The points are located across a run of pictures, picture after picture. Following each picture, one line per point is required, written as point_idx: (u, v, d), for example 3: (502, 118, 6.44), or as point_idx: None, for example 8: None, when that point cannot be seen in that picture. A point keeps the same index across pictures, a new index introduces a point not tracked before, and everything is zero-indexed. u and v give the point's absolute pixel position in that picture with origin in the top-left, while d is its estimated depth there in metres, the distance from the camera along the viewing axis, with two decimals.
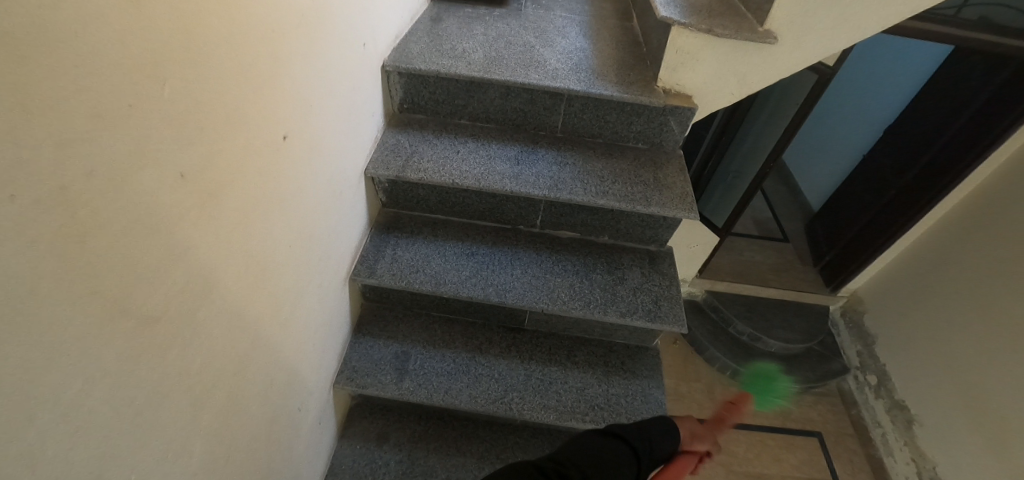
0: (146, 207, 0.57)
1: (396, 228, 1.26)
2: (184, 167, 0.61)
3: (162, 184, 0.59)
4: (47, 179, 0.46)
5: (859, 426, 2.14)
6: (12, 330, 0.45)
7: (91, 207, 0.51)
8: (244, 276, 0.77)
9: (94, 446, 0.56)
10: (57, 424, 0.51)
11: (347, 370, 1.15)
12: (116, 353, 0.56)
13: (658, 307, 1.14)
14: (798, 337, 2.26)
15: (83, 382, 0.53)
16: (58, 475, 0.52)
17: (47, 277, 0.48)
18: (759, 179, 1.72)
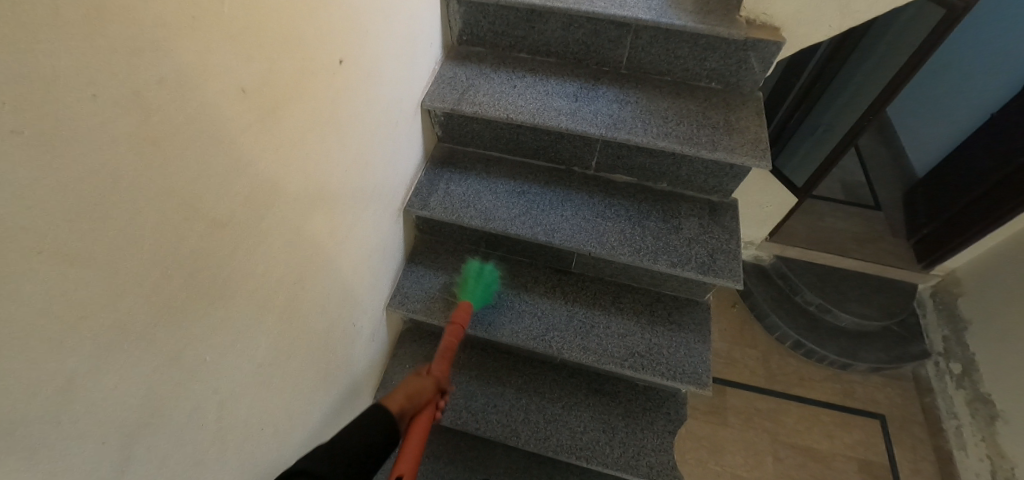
0: (211, 117, 0.59)
1: (450, 162, 1.26)
2: (244, 82, 0.63)
3: (226, 97, 0.61)
4: (123, 82, 0.48)
5: (930, 413, 2.01)
6: (98, 223, 0.48)
7: (163, 114, 0.52)
8: (302, 193, 0.80)
9: (176, 336, 0.61)
10: (146, 309, 0.56)
11: (398, 295, 1.21)
12: (191, 253, 0.60)
13: (714, 260, 1.08)
14: (875, 314, 2.10)
15: (163, 273, 0.57)
16: (146, 358, 0.57)
17: (127, 176, 0.50)
18: (853, 136, 1.54)
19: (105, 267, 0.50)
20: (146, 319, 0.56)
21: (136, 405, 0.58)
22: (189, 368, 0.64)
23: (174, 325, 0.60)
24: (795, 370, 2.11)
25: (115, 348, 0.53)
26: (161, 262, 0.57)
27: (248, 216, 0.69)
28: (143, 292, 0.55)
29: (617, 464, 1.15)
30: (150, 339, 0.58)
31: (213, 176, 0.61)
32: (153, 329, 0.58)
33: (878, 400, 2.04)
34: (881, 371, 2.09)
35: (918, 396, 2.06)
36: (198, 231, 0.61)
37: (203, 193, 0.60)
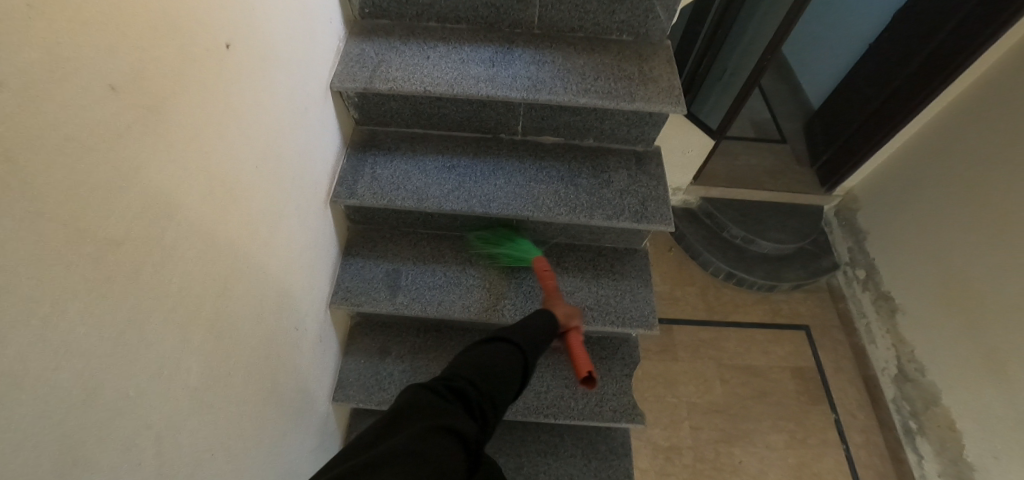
0: (77, 123, 0.52)
1: (372, 146, 1.21)
2: (113, 79, 0.56)
3: (93, 98, 0.53)
4: None
5: (845, 316, 2.25)
6: None
7: (14, 124, 0.45)
8: (210, 197, 0.74)
9: (86, 371, 0.55)
10: (41, 350, 0.50)
11: (341, 291, 1.16)
12: (83, 279, 0.54)
13: (645, 208, 1.12)
14: (791, 237, 2.30)
15: (54, 307, 0.51)
16: (53, 400, 0.51)
17: None
18: (756, 74, 1.64)
19: None
20: (42, 358, 0.50)
21: (54, 454, 0.52)
22: (107, 403, 0.58)
23: (78, 359, 0.54)
24: (729, 299, 2.27)
25: (13, 397, 0.47)
26: (48, 294, 0.50)
27: (146, 228, 0.62)
28: (32, 329, 0.49)
29: (582, 415, 1.20)
30: (51, 380, 0.51)
31: (90, 188, 0.54)
32: (54, 368, 0.51)
33: (801, 313, 2.26)
34: (801, 286, 2.30)
35: (833, 303, 2.30)
36: (86, 251, 0.54)
37: (83, 208, 0.53)
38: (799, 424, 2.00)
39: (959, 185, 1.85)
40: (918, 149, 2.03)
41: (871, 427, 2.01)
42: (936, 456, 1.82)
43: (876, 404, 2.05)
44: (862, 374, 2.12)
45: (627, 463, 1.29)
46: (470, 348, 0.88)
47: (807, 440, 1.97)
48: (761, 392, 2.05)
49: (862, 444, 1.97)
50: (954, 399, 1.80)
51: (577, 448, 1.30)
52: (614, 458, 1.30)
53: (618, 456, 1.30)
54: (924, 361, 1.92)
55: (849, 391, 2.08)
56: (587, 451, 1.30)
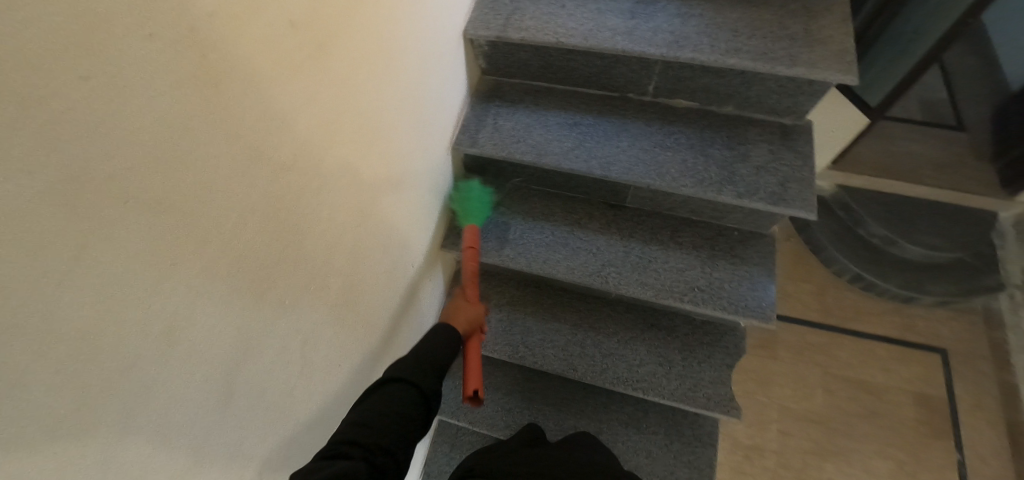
0: (264, 53, 0.56)
1: (496, 96, 1.20)
2: (294, 14, 0.59)
3: (277, 30, 0.57)
4: (178, 17, 0.45)
5: (999, 348, 1.94)
6: (175, 166, 0.47)
7: (218, 51, 0.50)
8: (358, 132, 0.78)
9: (257, 278, 0.62)
10: (225, 254, 0.56)
11: (452, 235, 1.20)
12: (260, 197, 0.60)
13: (785, 189, 1.01)
14: (944, 245, 2.05)
15: (238, 220, 0.57)
16: (231, 300, 0.59)
17: (194, 117, 0.48)
18: (943, 48, 1.39)
19: (188, 212, 0.50)
20: (229, 261, 0.57)
21: (231, 345, 0.60)
22: (270, 310, 0.66)
23: (253, 269, 0.61)
24: (852, 303, 2.03)
25: (204, 292, 0.54)
26: (235, 205, 0.56)
27: (308, 157, 0.67)
28: (223, 234, 0.55)
29: (674, 396, 1.16)
30: (233, 283, 0.58)
31: (270, 116, 0.59)
32: (237, 273, 0.59)
33: (940, 334, 1.96)
34: (948, 304, 1.99)
35: (986, 331, 1.99)
36: (264, 176, 0.60)
37: (265, 135, 0.59)
38: (911, 455, 1.80)
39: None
40: None
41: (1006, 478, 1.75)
42: None
43: (1017, 452, 1.77)
44: (1007, 418, 1.84)
45: (711, 453, 1.25)
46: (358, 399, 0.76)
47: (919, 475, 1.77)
48: (871, 412, 1.86)
49: None
50: None
51: (662, 427, 1.27)
52: (699, 445, 1.26)
53: (704, 444, 1.26)
54: None
55: (986, 433, 1.82)
56: (671, 433, 1.27)
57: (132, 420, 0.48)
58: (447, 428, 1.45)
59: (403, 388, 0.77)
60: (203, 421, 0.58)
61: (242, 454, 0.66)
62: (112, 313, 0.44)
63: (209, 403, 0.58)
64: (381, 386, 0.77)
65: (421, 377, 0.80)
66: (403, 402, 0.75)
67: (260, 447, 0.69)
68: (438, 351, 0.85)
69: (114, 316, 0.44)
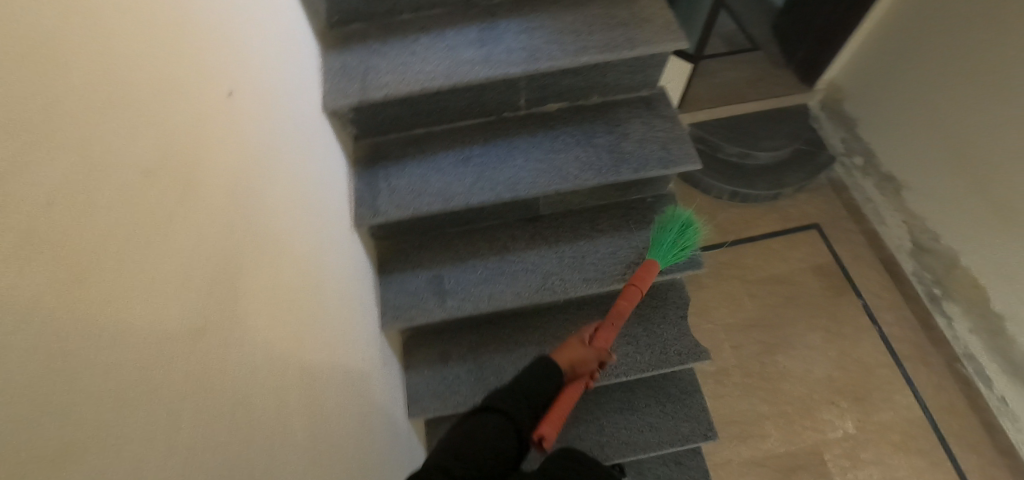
0: (129, 218, 0.46)
1: (379, 157, 1.16)
2: (144, 162, 0.49)
3: (133, 188, 0.47)
4: (12, 222, 0.34)
5: (852, 206, 2.40)
6: (72, 402, 0.37)
7: (75, 240, 0.39)
8: (262, 254, 0.69)
9: (214, 469, 0.52)
10: (171, 465, 0.46)
11: (389, 310, 1.13)
12: (184, 380, 0.50)
13: (669, 151, 1.11)
14: (784, 143, 2.40)
15: (168, 419, 0.47)
16: None
17: (75, 334, 0.38)
18: None
19: (110, 445, 0.40)
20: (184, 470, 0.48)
21: None
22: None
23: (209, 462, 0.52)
24: (740, 217, 2.42)
25: None
26: (169, 404, 0.47)
27: (224, 308, 0.58)
28: (167, 445, 0.46)
29: (652, 366, 1.22)
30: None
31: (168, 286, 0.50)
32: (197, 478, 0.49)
33: (809, 213, 2.42)
34: (805, 188, 2.45)
35: (837, 196, 2.44)
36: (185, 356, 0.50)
37: (171, 310, 0.49)
38: (831, 317, 2.25)
39: (951, 59, 1.87)
40: (890, 29, 2.08)
41: (898, 303, 2.25)
42: (965, 315, 2.02)
43: (897, 279, 2.27)
44: (880, 256, 2.32)
45: (700, 399, 1.33)
46: (462, 424, 0.77)
47: (842, 330, 2.23)
48: (790, 297, 2.29)
49: (893, 322, 2.23)
50: (971, 259, 1.95)
51: (651, 397, 1.33)
52: (687, 397, 1.33)
53: (690, 394, 1.33)
54: (936, 231, 2.05)
55: (870, 275, 2.31)
56: (661, 396, 1.33)
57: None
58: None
59: (497, 416, 0.78)
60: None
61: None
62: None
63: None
64: (479, 414, 0.78)
65: (512, 405, 0.81)
66: (496, 430, 0.75)
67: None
68: (534, 379, 0.87)
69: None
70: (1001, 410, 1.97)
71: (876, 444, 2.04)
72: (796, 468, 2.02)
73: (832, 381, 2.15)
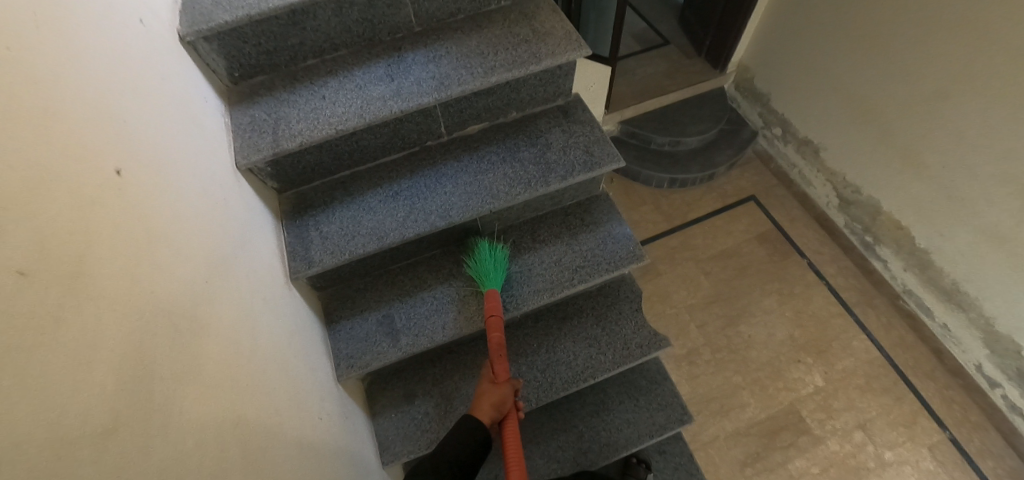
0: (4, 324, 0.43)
1: (307, 206, 1.13)
2: (18, 261, 0.47)
3: (6, 291, 0.44)
4: None
5: (780, 173, 2.53)
6: None
7: None
8: (179, 334, 0.65)
9: None
10: None
11: (342, 360, 1.09)
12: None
13: (592, 154, 1.14)
14: (709, 125, 2.50)
15: None
16: None
17: None
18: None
19: None
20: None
21: None
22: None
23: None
24: (682, 201, 2.53)
25: None
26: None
27: (133, 401, 0.55)
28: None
29: (617, 363, 1.23)
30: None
31: (54, 392, 0.46)
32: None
33: (743, 186, 2.54)
34: (736, 164, 2.58)
35: (765, 166, 2.57)
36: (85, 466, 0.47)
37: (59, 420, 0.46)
38: (782, 280, 2.35)
39: (836, 25, 2.03)
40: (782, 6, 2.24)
41: (838, 255, 2.39)
42: (897, 255, 2.16)
43: (833, 234, 2.41)
44: (813, 215, 2.45)
45: (669, 385, 1.35)
46: None
47: (794, 290, 2.33)
48: (741, 268, 2.39)
49: (837, 273, 2.35)
50: (891, 203, 2.09)
51: (623, 393, 1.34)
52: (657, 386, 1.35)
53: (659, 382, 1.35)
54: (856, 183, 2.20)
55: (808, 234, 2.44)
56: (632, 391, 1.34)
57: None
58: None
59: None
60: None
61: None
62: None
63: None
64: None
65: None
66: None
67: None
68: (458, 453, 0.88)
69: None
70: (947, 337, 2.11)
71: (845, 391, 2.13)
72: (778, 430, 2.08)
73: (793, 340, 2.24)
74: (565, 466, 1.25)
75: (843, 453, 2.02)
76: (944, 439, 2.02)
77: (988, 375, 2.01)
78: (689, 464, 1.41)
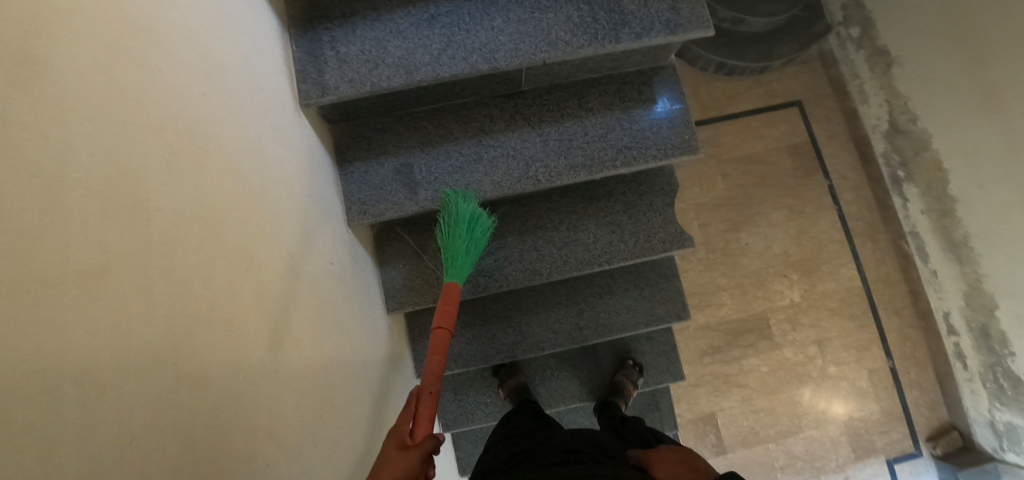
0: None
1: (322, 15, 0.93)
2: None
3: None
4: None
5: (837, 81, 2.31)
6: None
7: None
8: (173, 158, 0.54)
9: (155, 411, 0.46)
10: (95, 432, 0.39)
11: (354, 205, 1.01)
12: (87, 326, 0.40)
13: (678, 12, 0.94)
14: (784, 6, 2.10)
15: (78, 379, 0.39)
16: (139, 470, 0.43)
17: None
18: None
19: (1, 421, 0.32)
20: (105, 436, 0.40)
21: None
22: (193, 438, 0.50)
23: (140, 410, 0.44)
24: (722, 92, 2.31)
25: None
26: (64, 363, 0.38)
27: (125, 234, 0.46)
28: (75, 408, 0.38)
29: (636, 253, 1.19)
30: (125, 445, 0.42)
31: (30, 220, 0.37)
32: (121, 435, 0.42)
33: (793, 89, 2.33)
34: (794, 61, 2.31)
35: (824, 70, 2.35)
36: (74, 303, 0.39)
37: (34, 243, 0.37)
38: (797, 198, 2.27)
39: None
40: None
41: (862, 183, 2.30)
42: (922, 197, 2.07)
43: (866, 162, 2.28)
44: (853, 137, 2.30)
45: (676, 282, 1.34)
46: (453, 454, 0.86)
47: (805, 209, 2.27)
48: (761, 177, 2.28)
49: (853, 201, 2.28)
50: (943, 142, 1.91)
51: (630, 281, 1.33)
52: (665, 280, 1.34)
53: (667, 278, 1.34)
54: (916, 111, 2.00)
55: (841, 156, 2.31)
56: (640, 281, 1.33)
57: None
58: (443, 378, 1.40)
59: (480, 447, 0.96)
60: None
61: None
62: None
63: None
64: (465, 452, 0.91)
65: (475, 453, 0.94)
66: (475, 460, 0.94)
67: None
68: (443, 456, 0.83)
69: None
70: (930, 282, 2.13)
71: (816, 310, 2.21)
72: (743, 332, 2.19)
73: (787, 257, 2.25)
74: (560, 338, 1.29)
75: (794, 360, 2.17)
76: (886, 367, 2.18)
77: (950, 323, 2.08)
78: (670, 354, 1.46)
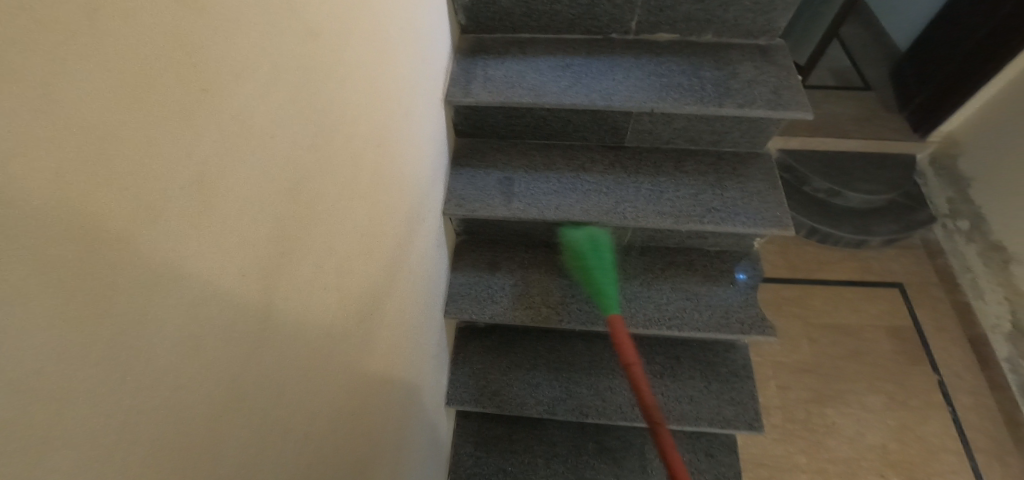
0: None
1: (481, 51, 1.16)
2: None
3: None
4: None
5: (945, 273, 2.05)
6: None
7: None
8: (376, 35, 0.69)
9: (297, 158, 0.51)
10: (267, 115, 0.45)
11: (454, 199, 1.12)
12: (292, 48, 0.49)
13: (779, 96, 1.06)
14: (883, 188, 2.12)
15: (272, 72, 0.45)
16: (267, 172, 0.46)
17: None
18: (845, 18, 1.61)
19: (229, 28, 0.39)
20: (270, 127, 0.46)
21: (276, 238, 0.49)
22: (307, 211, 0.54)
23: (290, 145, 0.50)
24: (813, 257, 2.13)
25: (251, 150, 0.43)
26: (276, 52, 0.45)
27: (336, 35, 0.58)
28: (260, 83, 0.44)
29: (709, 326, 1.14)
30: (273, 152, 0.46)
31: None
32: (273, 142, 0.46)
33: (893, 270, 2.09)
34: (894, 243, 2.12)
35: (930, 260, 2.10)
36: (296, 26, 0.49)
37: None
38: (899, 385, 1.84)
39: None
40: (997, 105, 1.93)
41: (981, 388, 1.82)
42: None
43: (985, 364, 1.85)
44: (967, 334, 1.92)
45: (750, 386, 1.22)
46: None
47: (910, 402, 1.81)
48: (855, 352, 1.91)
49: (971, 406, 1.79)
50: None
51: (697, 371, 1.24)
52: (736, 381, 1.23)
53: (740, 378, 1.23)
54: None
55: (955, 351, 1.90)
56: (707, 373, 1.24)
57: (152, 319, 0.34)
58: (464, 427, 1.32)
59: None
60: (228, 345, 0.43)
61: (277, 399, 0.52)
62: (128, 120, 0.30)
63: (244, 312, 0.44)
64: None
65: None
66: None
67: (300, 400, 0.57)
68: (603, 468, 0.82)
69: (131, 125, 0.31)
70: None
71: None
72: None
73: (886, 454, 1.72)
74: (608, 408, 1.20)
75: None
76: None
77: None
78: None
